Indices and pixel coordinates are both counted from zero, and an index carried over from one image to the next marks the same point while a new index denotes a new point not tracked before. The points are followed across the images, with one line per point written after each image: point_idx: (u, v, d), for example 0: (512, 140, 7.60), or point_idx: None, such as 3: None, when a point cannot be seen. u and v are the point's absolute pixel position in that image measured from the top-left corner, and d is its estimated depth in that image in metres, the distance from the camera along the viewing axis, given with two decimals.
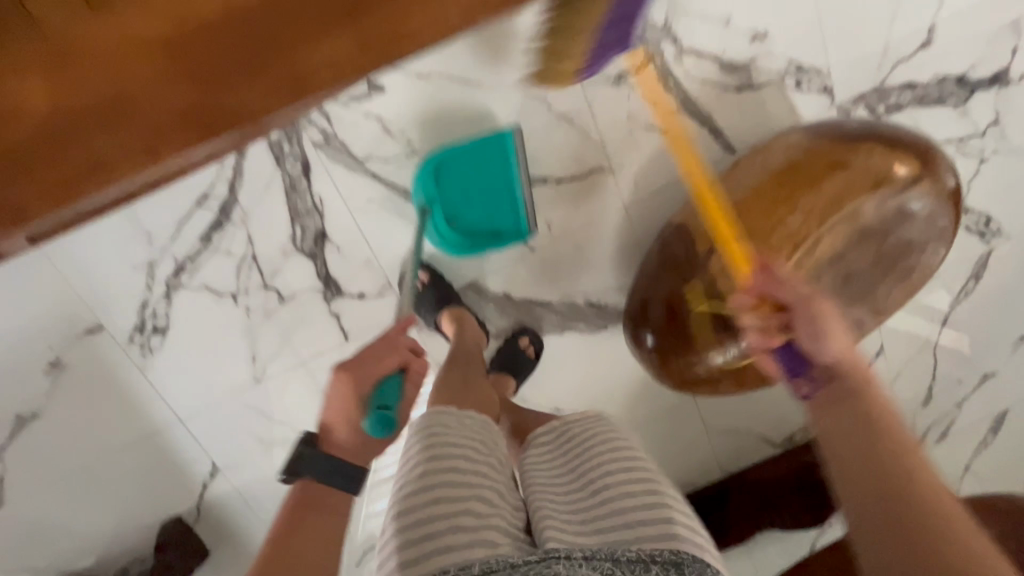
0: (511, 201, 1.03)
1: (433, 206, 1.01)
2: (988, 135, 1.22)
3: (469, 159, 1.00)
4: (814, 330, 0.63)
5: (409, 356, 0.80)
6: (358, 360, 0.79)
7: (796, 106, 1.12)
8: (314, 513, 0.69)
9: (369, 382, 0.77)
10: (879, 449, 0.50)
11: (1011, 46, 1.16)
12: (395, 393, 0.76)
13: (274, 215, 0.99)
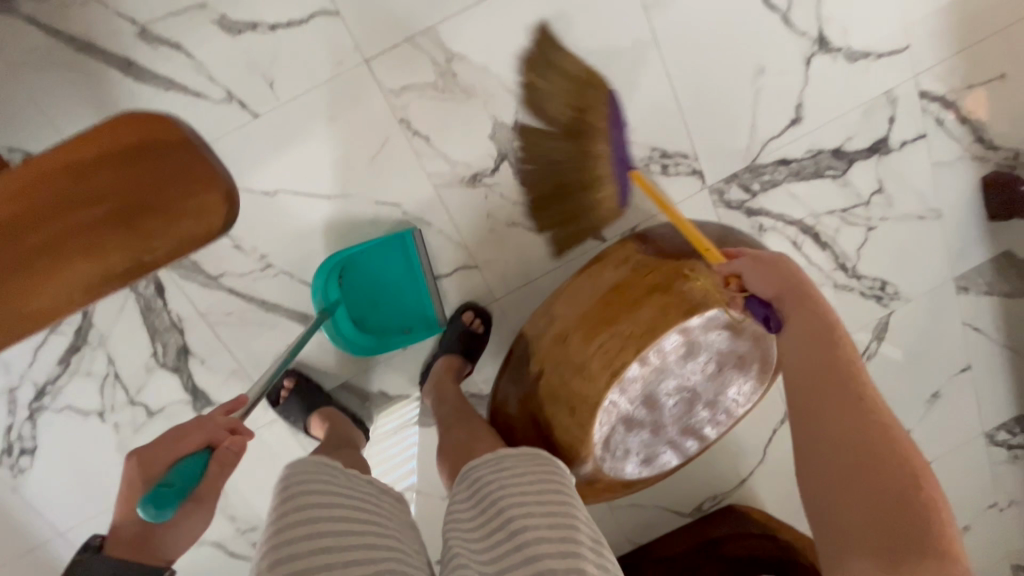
0: (415, 292, 1.07)
1: (337, 308, 1.04)
2: (873, 203, 1.20)
3: (369, 257, 1.04)
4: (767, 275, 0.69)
5: (221, 434, 0.67)
6: (156, 441, 0.65)
7: (666, 189, 1.11)
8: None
9: (158, 471, 0.62)
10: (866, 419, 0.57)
11: (886, 116, 1.15)
12: (197, 473, 0.61)
13: (132, 334, 1.00)
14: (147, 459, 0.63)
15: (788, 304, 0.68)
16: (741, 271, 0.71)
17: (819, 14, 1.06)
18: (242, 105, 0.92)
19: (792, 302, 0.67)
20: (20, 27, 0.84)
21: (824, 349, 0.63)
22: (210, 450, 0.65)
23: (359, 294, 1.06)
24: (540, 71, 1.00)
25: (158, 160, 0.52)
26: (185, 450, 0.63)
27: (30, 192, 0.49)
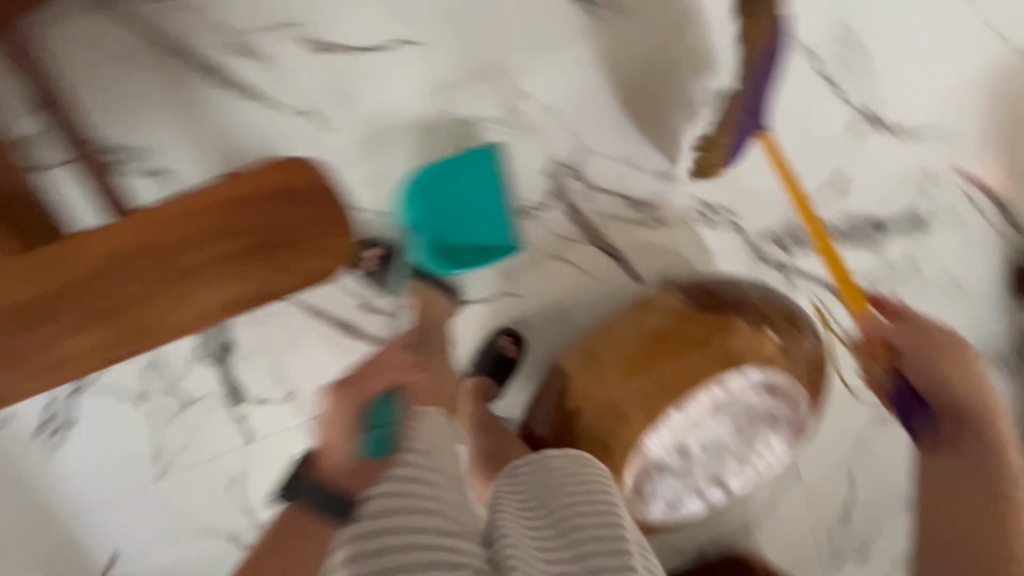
0: (500, 216, 1.01)
1: (419, 226, 0.98)
2: (903, 273, 1.23)
3: (456, 172, 0.98)
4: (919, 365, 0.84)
5: (399, 376, 0.74)
6: (350, 377, 0.71)
7: (706, 239, 1.14)
8: (297, 541, 0.64)
9: (358, 408, 0.68)
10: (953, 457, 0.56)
11: (923, 191, 1.19)
12: (391, 411, 0.69)
13: None
14: (350, 395, 0.69)
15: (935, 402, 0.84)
16: (889, 334, 0.87)
17: (867, 87, 1.11)
18: (314, 121, 0.96)
19: (959, 365, 0.84)
20: (117, 28, 0.88)
21: None
22: (392, 391, 0.72)
23: (441, 215, 1.00)
24: (599, 116, 1.04)
25: (297, 201, 0.68)
26: (376, 390, 0.71)
27: (202, 245, 0.66)
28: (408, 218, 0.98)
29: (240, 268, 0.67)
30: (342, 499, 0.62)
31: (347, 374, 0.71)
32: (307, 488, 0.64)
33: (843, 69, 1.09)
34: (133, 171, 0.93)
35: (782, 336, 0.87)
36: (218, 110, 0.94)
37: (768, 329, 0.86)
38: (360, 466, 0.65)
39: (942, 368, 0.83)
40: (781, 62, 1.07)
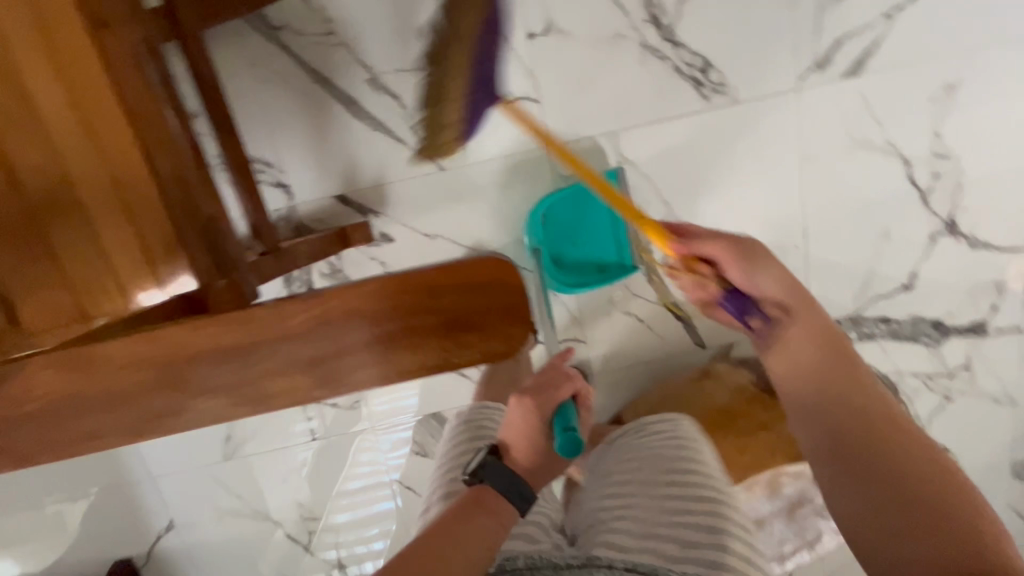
0: (615, 235, 1.07)
1: (542, 247, 1.06)
2: (956, 377, 1.26)
3: (574, 196, 1.04)
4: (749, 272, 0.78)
5: (579, 383, 0.78)
6: (537, 384, 0.77)
7: None
8: (484, 516, 0.68)
9: (547, 414, 0.74)
10: (848, 405, 0.69)
11: (990, 304, 1.22)
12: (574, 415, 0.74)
13: None
14: (540, 402, 0.74)
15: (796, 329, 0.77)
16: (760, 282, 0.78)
17: (955, 201, 1.14)
18: (432, 158, 1.03)
19: (823, 331, 0.75)
20: (273, 51, 0.95)
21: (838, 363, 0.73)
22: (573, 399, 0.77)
23: (562, 235, 1.07)
24: (693, 190, 1.09)
25: (510, 298, 0.59)
26: (559, 397, 0.75)
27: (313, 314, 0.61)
28: (532, 242, 1.05)
29: (357, 341, 0.61)
30: (528, 494, 0.71)
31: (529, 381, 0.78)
32: (494, 473, 0.72)
33: (936, 181, 1.12)
34: (264, 180, 1.02)
35: None
36: (348, 137, 1.01)
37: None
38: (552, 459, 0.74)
39: (828, 347, 0.74)
40: (876, 165, 1.11)
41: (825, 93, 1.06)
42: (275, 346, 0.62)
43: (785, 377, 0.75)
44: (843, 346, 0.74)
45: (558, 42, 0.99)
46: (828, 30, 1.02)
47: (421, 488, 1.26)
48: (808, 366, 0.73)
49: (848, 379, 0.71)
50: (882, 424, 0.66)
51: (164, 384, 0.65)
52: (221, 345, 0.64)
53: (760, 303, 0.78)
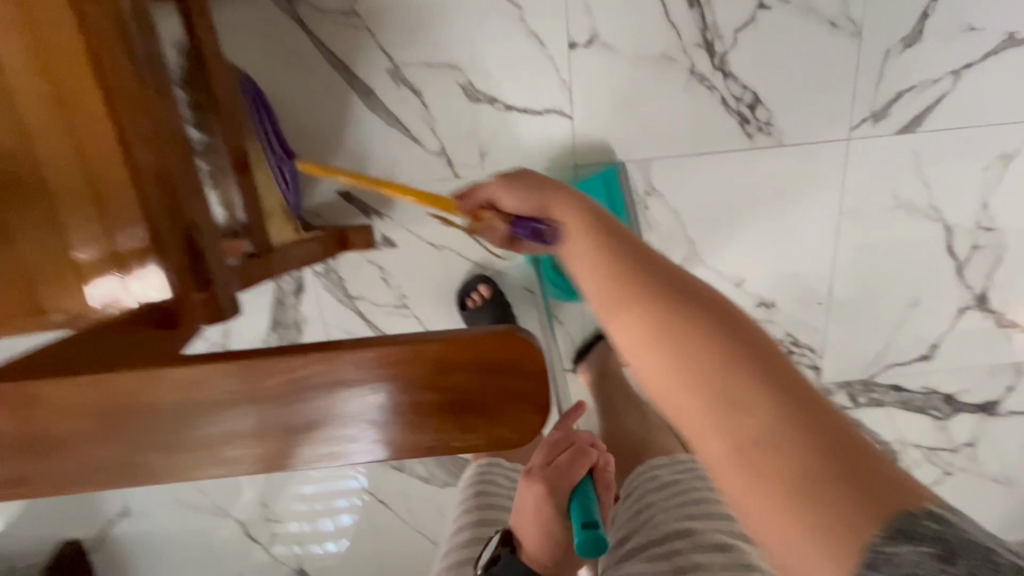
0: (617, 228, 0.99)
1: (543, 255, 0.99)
2: (959, 453, 1.22)
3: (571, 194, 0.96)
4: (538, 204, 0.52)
5: (591, 453, 0.72)
6: (551, 466, 0.71)
7: None
8: None
9: (562, 497, 0.69)
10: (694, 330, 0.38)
11: (1006, 384, 1.17)
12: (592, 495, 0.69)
13: (256, 318, 1.02)
14: (551, 488, 0.69)
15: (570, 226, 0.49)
16: (492, 197, 0.56)
17: (991, 276, 1.08)
18: (448, 163, 0.95)
19: (619, 257, 0.44)
20: (288, 25, 0.86)
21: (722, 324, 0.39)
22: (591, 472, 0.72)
23: None
24: (722, 231, 1.02)
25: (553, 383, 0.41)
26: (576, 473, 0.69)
27: (289, 378, 0.40)
28: None
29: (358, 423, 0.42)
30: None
31: (541, 462, 0.72)
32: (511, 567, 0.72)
33: (975, 253, 1.06)
34: None
35: None
36: (359, 129, 0.92)
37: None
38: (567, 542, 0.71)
39: (659, 300, 0.40)
40: (916, 228, 1.04)
41: (875, 146, 0.98)
42: (225, 417, 0.41)
43: (657, 391, 0.39)
44: (692, 287, 0.41)
45: (601, 54, 0.90)
46: (889, 79, 0.94)
47: (394, 500, 1.21)
48: (669, 339, 0.38)
49: (668, 305, 0.40)
50: (686, 320, 0.39)
51: (12, 455, 0.41)
52: (120, 413, 0.40)
53: (542, 217, 0.52)
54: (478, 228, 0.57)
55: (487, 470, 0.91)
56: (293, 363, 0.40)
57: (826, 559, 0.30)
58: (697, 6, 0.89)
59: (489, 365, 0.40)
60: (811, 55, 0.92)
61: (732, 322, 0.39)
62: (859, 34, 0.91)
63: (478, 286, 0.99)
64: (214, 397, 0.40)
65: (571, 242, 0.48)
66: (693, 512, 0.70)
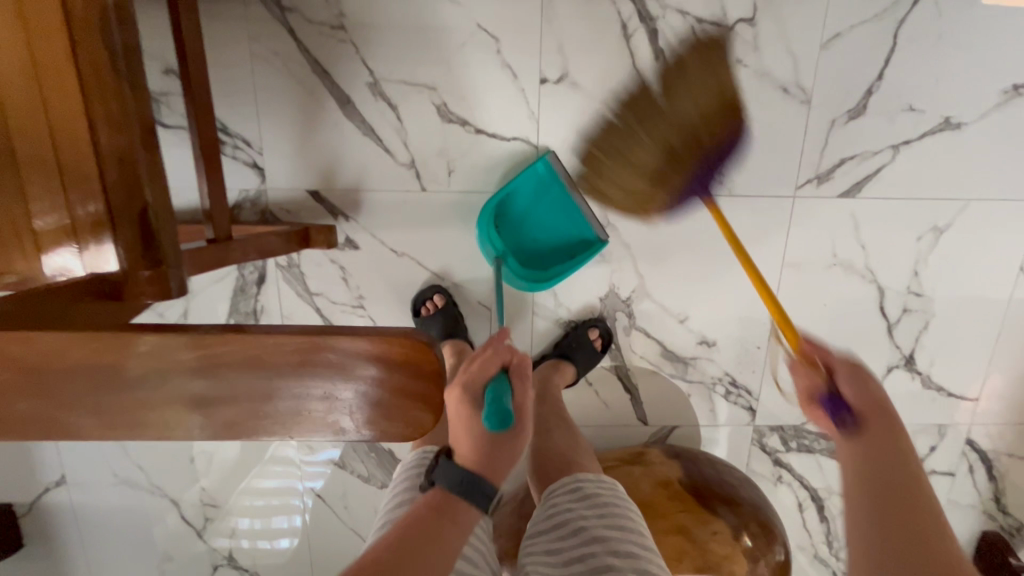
0: (570, 214, 1.02)
1: (506, 254, 1.02)
2: None
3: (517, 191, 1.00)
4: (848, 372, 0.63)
5: (508, 355, 0.65)
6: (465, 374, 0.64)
7: (717, 410, 1.18)
8: (449, 527, 0.62)
9: (478, 388, 0.63)
10: (910, 489, 0.53)
11: (929, 444, 1.23)
12: (509, 392, 0.63)
13: (215, 303, 1.06)
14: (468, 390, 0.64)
15: (874, 420, 0.59)
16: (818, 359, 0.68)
17: (918, 339, 1.14)
18: (416, 176, 1.00)
19: (892, 449, 0.56)
20: (278, 31, 0.92)
21: (895, 470, 0.55)
22: (508, 370, 0.65)
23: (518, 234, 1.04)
24: (671, 269, 1.08)
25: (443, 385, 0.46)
26: (489, 373, 0.63)
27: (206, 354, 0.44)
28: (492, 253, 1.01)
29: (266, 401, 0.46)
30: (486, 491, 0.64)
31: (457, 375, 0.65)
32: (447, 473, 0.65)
33: (905, 315, 1.12)
34: (238, 157, 0.98)
35: (756, 544, 0.92)
36: (335, 135, 0.97)
37: (744, 535, 0.92)
38: (503, 447, 0.64)
39: (905, 489, 0.53)
40: (853, 287, 1.11)
41: (818, 206, 1.05)
42: (143, 384, 0.45)
43: (853, 530, 0.53)
44: (903, 446, 0.57)
45: (568, 92, 0.97)
46: (834, 146, 1.02)
47: (331, 497, 1.22)
48: (862, 486, 0.54)
49: (889, 492, 0.53)
50: (908, 492, 0.53)
51: None
52: (42, 371, 0.43)
53: (856, 409, 0.60)
54: (802, 375, 0.68)
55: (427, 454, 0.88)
56: (214, 340, 0.44)
57: None
58: (662, 59, 0.96)
59: (393, 362, 0.45)
60: (763, 115, 0.99)
61: (907, 488, 0.53)
62: (807, 102, 0.99)
63: (432, 295, 1.04)
64: (134, 365, 0.44)
65: (873, 432, 0.58)
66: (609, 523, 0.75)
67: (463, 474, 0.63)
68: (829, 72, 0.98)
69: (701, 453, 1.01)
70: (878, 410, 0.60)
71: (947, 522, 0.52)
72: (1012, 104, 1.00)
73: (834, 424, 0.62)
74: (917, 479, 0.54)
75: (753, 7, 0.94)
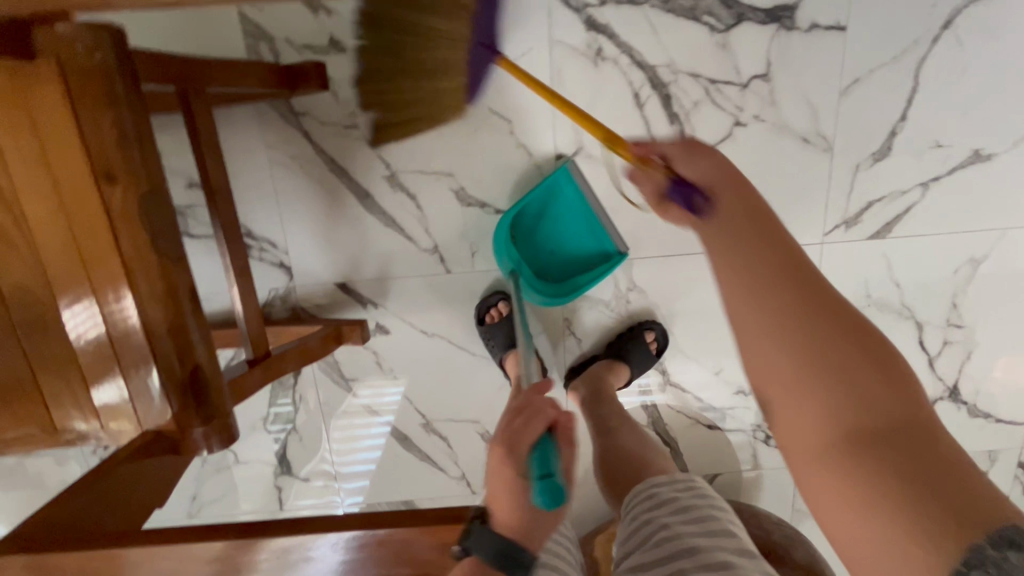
0: (587, 229, 0.99)
1: (521, 266, 0.98)
2: None
3: (535, 201, 0.96)
4: (695, 156, 0.52)
5: (558, 409, 0.55)
6: (508, 432, 0.53)
7: (759, 454, 1.17)
8: None
9: (522, 451, 0.52)
10: (799, 314, 0.40)
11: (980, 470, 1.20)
12: (557, 456, 0.54)
13: (257, 396, 1.08)
14: (510, 447, 0.52)
15: (723, 192, 0.47)
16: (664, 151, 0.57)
17: (962, 370, 1.12)
18: (441, 260, 1.01)
19: (780, 303, 0.40)
20: (294, 136, 0.93)
21: (844, 343, 0.39)
22: (553, 428, 0.55)
23: (533, 246, 1.01)
24: (701, 324, 1.07)
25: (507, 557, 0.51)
26: (539, 431, 0.53)
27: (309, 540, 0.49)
28: (508, 265, 0.96)
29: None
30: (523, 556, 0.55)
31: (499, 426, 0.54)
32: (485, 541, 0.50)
33: (946, 348, 1.10)
34: (266, 259, 1.00)
35: None
36: (357, 228, 0.98)
37: None
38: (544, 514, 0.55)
39: (895, 377, 0.38)
40: (889, 324, 1.09)
41: (847, 249, 1.03)
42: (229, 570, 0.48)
43: (797, 423, 0.39)
44: (795, 257, 0.42)
45: (586, 164, 0.96)
46: (861, 190, 0.99)
47: None
48: (769, 346, 0.40)
49: (798, 336, 0.39)
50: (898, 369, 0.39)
51: None
52: None
53: (702, 185, 0.49)
54: (645, 175, 0.60)
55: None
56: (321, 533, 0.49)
57: (869, 516, 0.36)
58: (678, 123, 0.94)
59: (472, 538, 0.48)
60: (785, 167, 0.98)
61: (819, 295, 0.41)
62: (830, 150, 0.97)
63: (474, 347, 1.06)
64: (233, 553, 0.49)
65: (727, 203, 0.45)
66: (677, 514, 0.67)
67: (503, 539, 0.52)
68: (851, 118, 0.95)
69: (751, 510, 1.01)
70: (728, 180, 0.48)
71: (871, 337, 0.40)
72: None
73: (687, 210, 0.50)
74: (800, 257, 0.42)
75: (767, 63, 0.92)
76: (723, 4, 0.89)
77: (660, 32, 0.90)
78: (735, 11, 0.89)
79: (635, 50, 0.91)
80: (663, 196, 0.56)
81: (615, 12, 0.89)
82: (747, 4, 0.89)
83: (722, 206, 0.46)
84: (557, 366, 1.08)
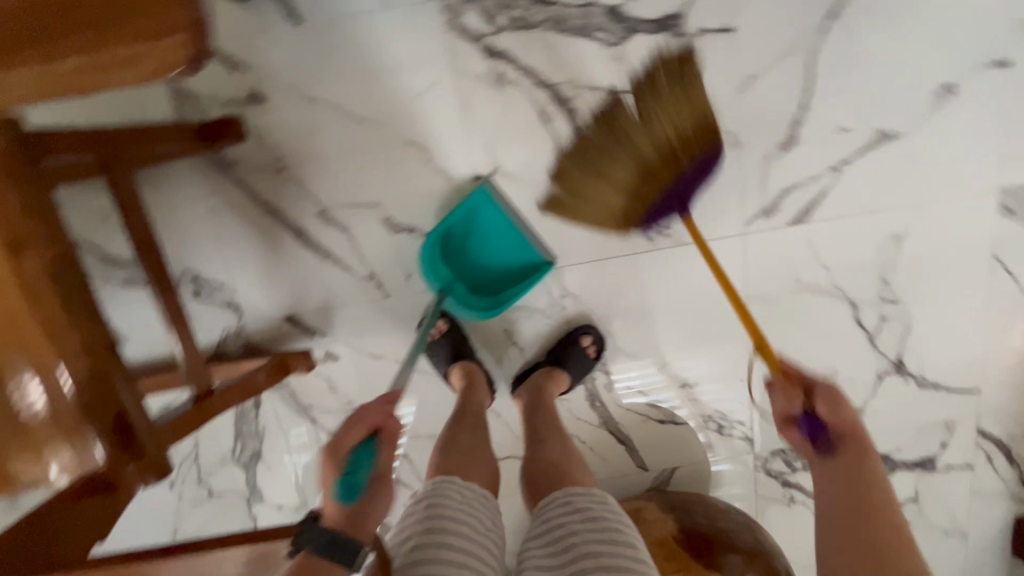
0: (513, 242, 1.03)
1: (452, 285, 1.03)
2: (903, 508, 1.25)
3: (459, 222, 1.01)
4: (831, 400, 0.76)
5: (382, 418, 0.73)
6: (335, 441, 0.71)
7: (714, 445, 1.20)
8: None
9: (343, 453, 0.70)
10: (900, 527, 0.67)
11: (939, 441, 1.21)
12: (369, 462, 0.70)
13: (223, 430, 1.14)
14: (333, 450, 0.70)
15: (846, 444, 0.74)
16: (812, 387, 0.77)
17: (904, 343, 1.13)
18: (378, 286, 1.06)
19: (883, 519, 0.67)
20: (227, 184, 1.00)
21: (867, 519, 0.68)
22: (377, 433, 0.72)
23: (465, 265, 1.05)
24: (637, 323, 1.11)
25: None
26: (351, 442, 0.70)
27: None
28: (437, 285, 1.01)
29: None
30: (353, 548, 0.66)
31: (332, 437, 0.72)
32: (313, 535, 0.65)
33: (883, 323, 1.12)
34: (215, 300, 1.06)
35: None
36: (296, 263, 1.04)
37: None
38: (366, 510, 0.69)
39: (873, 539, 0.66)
40: (824, 306, 1.11)
41: (770, 237, 1.06)
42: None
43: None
44: (867, 476, 0.71)
45: (504, 182, 1.01)
46: (773, 179, 1.03)
47: None
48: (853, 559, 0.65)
49: (858, 540, 0.66)
50: (889, 514, 0.68)
51: None
52: None
53: (829, 431, 0.75)
54: (780, 394, 0.78)
55: (442, 484, 0.81)
56: None
57: None
58: None
59: None
60: None
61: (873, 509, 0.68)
62: (737, 144, 1.01)
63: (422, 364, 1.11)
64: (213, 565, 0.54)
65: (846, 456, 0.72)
66: (587, 525, 0.75)
67: (331, 533, 0.65)
68: (753, 113, 0.99)
69: (699, 500, 1.03)
70: (847, 432, 0.74)
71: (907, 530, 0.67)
72: (947, 104, 0.99)
73: (813, 444, 0.75)
74: (872, 498, 0.69)
75: None
76: (613, 19, 0.94)
77: (557, 52, 0.95)
78: (624, 25, 0.94)
79: (535, 71, 0.96)
80: (790, 417, 0.78)
81: (511, 38, 0.94)
82: (635, 17, 0.94)
83: (842, 459, 0.73)
84: (503, 377, 1.12)
